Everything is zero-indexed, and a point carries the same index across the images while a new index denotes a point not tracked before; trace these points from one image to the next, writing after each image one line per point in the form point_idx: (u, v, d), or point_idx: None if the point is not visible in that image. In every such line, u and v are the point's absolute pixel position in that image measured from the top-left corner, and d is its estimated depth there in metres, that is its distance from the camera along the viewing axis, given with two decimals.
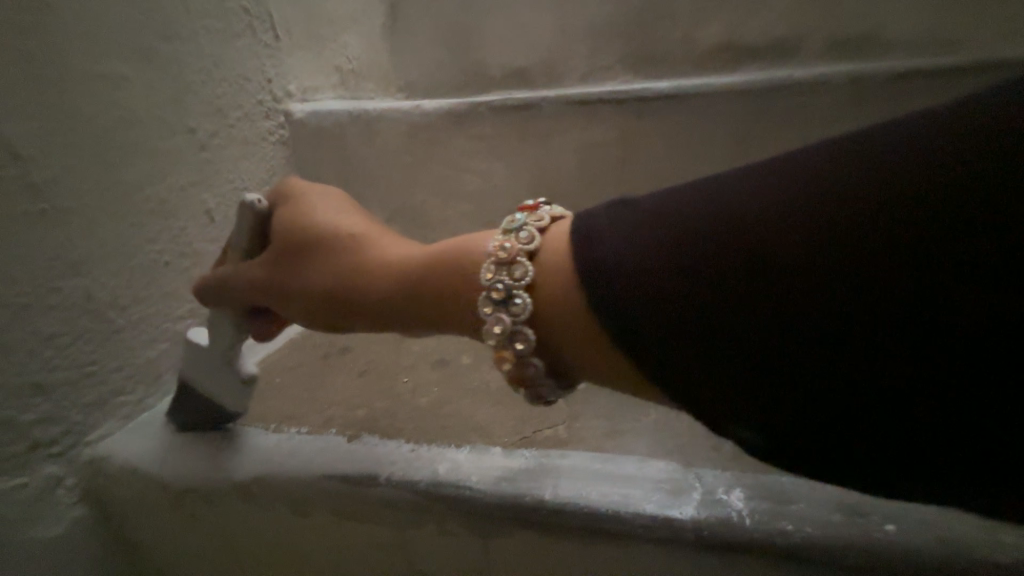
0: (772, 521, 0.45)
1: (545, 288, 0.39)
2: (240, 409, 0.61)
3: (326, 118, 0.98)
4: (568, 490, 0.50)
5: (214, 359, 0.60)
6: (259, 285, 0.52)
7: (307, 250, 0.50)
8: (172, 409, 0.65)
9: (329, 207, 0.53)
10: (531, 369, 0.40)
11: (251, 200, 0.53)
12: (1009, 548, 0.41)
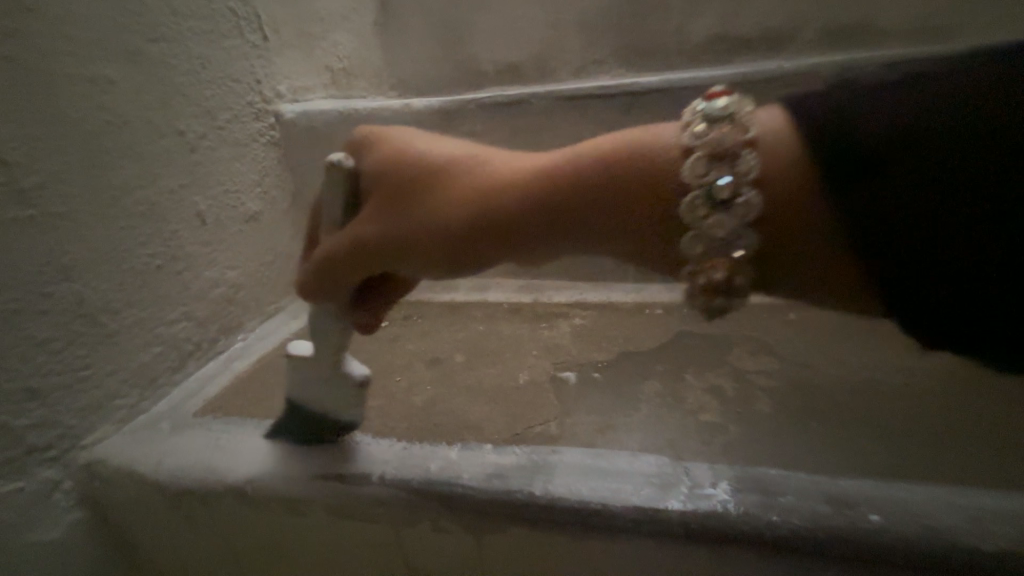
0: (759, 514, 0.45)
1: (768, 184, 0.36)
2: (356, 417, 0.59)
3: (316, 118, 0.98)
4: (558, 486, 0.50)
5: (326, 367, 0.58)
6: (366, 246, 0.49)
7: (429, 182, 0.47)
8: (273, 430, 0.63)
9: (428, 141, 0.51)
10: (748, 275, 0.38)
11: (334, 159, 0.51)
12: (996, 537, 0.42)
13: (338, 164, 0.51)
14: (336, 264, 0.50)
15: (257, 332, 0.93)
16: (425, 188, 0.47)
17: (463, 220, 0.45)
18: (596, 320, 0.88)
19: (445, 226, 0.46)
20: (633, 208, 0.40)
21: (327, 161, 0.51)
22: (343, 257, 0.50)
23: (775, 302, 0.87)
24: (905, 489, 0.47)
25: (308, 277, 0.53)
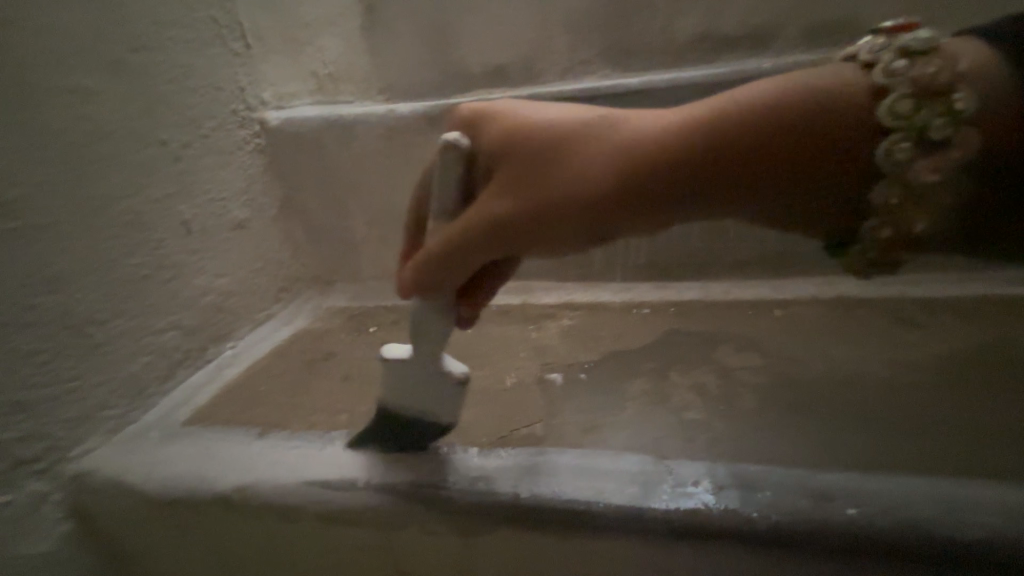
0: (741, 511, 0.46)
1: (977, 119, 0.38)
2: (452, 418, 0.56)
3: (302, 125, 0.98)
4: (542, 488, 0.51)
5: (424, 367, 0.53)
6: (504, 224, 0.46)
7: (573, 148, 0.46)
8: (356, 440, 0.59)
9: (539, 111, 0.49)
10: (938, 211, 0.41)
11: (451, 138, 0.48)
12: (972, 526, 0.42)
13: (456, 145, 0.48)
14: (467, 248, 0.48)
15: (247, 339, 0.93)
16: (560, 154, 0.46)
17: (615, 183, 0.45)
18: (584, 320, 0.89)
19: (597, 191, 0.45)
20: (821, 153, 0.40)
21: (442, 142, 0.48)
22: (477, 240, 0.47)
23: (762, 298, 0.88)
24: (885, 481, 0.48)
25: (424, 271, 0.49)
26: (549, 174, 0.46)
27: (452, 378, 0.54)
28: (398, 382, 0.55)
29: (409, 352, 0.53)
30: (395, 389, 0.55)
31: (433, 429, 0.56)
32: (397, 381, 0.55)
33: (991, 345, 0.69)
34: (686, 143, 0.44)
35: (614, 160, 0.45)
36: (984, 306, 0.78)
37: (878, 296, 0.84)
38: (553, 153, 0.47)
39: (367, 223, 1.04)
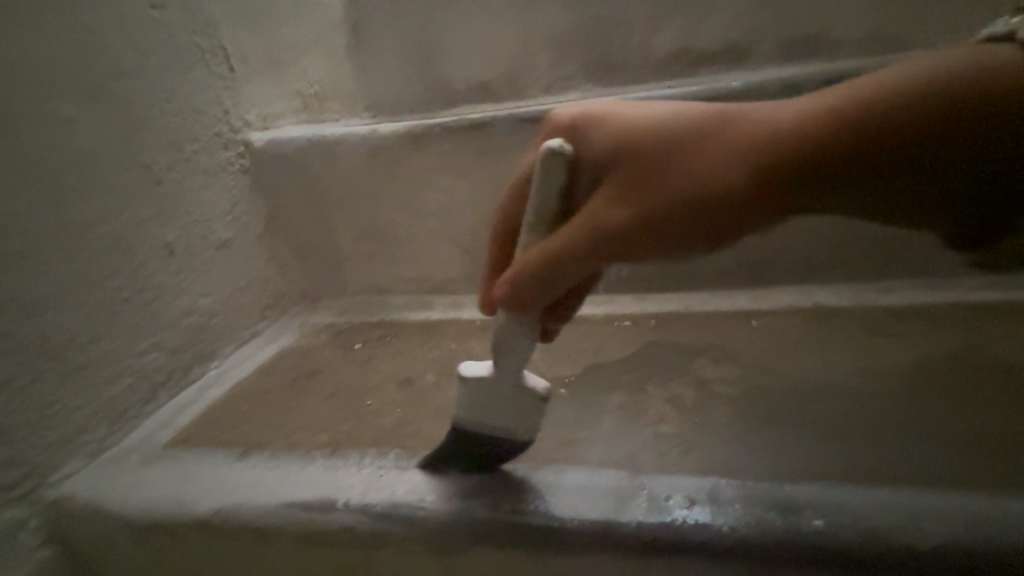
0: (710, 524, 0.47)
1: None
2: (531, 435, 0.54)
3: (285, 145, 1.00)
4: (520, 505, 0.52)
5: (506, 386, 0.52)
6: (619, 229, 0.47)
7: (695, 145, 0.47)
8: (428, 459, 0.58)
9: (644, 114, 0.50)
10: None
11: (552, 145, 0.48)
12: (930, 535, 0.44)
13: (560, 154, 0.48)
14: (575, 256, 0.48)
15: (233, 357, 0.93)
16: (675, 156, 0.47)
17: (739, 180, 0.44)
18: (566, 334, 0.90)
19: (720, 189, 0.45)
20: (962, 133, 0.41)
21: (544, 151, 0.48)
22: (585, 248, 0.48)
23: (740, 309, 0.89)
24: (850, 491, 0.49)
25: (525, 281, 0.50)
26: (665, 176, 0.46)
27: (535, 395, 0.53)
28: (475, 400, 0.53)
29: (490, 370, 0.53)
30: (471, 407, 0.54)
31: (510, 448, 0.54)
32: (475, 399, 0.53)
33: (959, 353, 0.70)
34: (808, 139, 0.43)
35: (735, 157, 0.45)
36: (953, 315, 0.80)
37: (851, 305, 0.86)
38: (668, 156, 0.47)
39: (352, 241, 1.05)
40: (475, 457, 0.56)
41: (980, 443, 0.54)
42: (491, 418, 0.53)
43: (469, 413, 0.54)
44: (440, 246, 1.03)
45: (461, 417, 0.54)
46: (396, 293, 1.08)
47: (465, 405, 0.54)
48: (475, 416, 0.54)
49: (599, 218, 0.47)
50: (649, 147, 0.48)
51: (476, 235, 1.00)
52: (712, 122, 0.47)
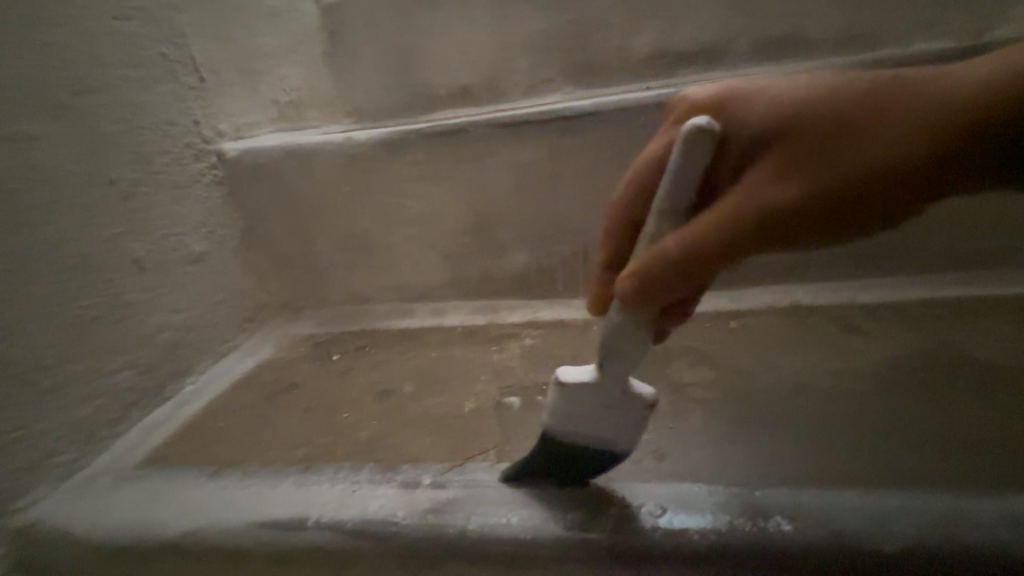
0: (679, 533, 0.47)
1: None
2: (631, 444, 0.51)
3: (259, 155, 0.99)
4: (491, 518, 0.51)
5: (610, 392, 0.48)
6: (773, 218, 0.41)
7: (859, 122, 0.41)
8: (513, 471, 0.55)
9: (794, 88, 0.44)
10: None
11: (698, 125, 0.41)
12: (897, 537, 0.44)
13: (710, 134, 0.41)
14: (722, 249, 0.42)
15: (209, 373, 0.92)
16: (841, 132, 0.41)
17: (912, 156, 0.40)
18: (545, 339, 0.90)
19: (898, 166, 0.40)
20: None
21: (689, 130, 0.41)
22: (737, 237, 0.42)
23: (719, 310, 0.89)
24: (820, 494, 0.49)
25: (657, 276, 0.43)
26: (828, 154, 0.41)
27: (642, 399, 0.49)
28: (571, 410, 0.49)
29: (592, 375, 0.48)
30: (566, 418, 0.50)
31: (607, 459, 0.52)
32: (571, 409, 0.49)
33: (928, 350, 0.71)
34: (987, 109, 0.39)
35: (910, 131, 0.40)
36: (927, 311, 0.81)
37: (828, 304, 0.86)
38: (831, 132, 0.41)
39: (331, 250, 1.04)
40: (568, 466, 0.53)
41: (946, 440, 0.55)
42: (590, 427, 0.49)
43: (565, 424, 0.50)
44: (419, 253, 1.02)
45: (553, 427, 0.50)
46: (377, 302, 1.08)
47: (558, 416, 0.50)
48: (572, 427, 0.50)
49: (751, 203, 0.42)
50: (811, 122, 0.42)
51: (455, 241, 1.00)
52: (880, 91, 0.42)
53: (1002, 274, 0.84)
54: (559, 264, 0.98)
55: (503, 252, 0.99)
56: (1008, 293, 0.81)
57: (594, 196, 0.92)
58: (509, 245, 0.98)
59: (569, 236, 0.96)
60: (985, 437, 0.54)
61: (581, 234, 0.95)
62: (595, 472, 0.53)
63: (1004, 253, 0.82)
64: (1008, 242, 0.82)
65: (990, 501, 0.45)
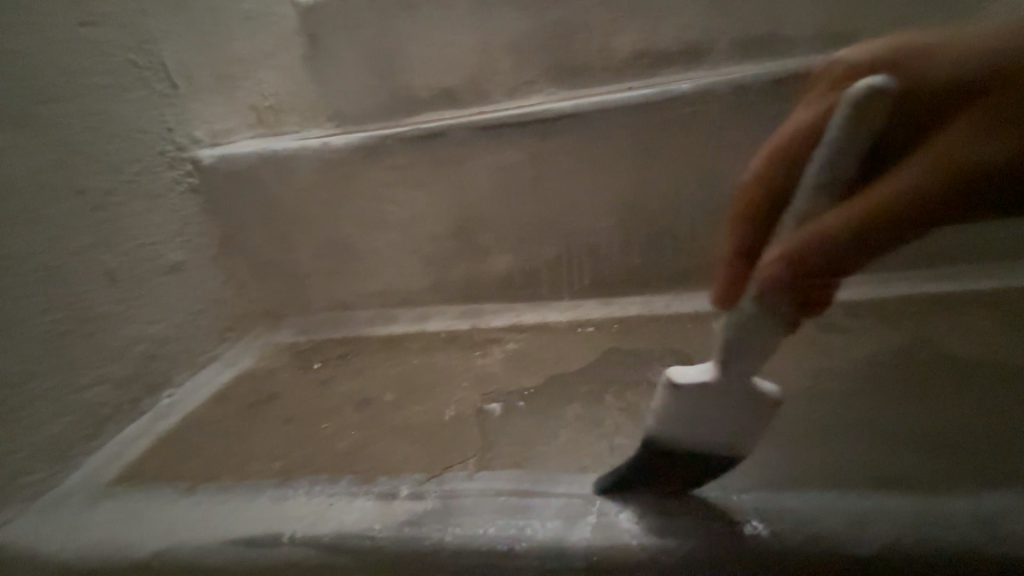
0: (657, 538, 0.47)
1: None
2: (750, 445, 0.49)
3: (236, 161, 0.97)
4: (468, 529, 0.51)
5: (732, 391, 0.46)
6: (966, 180, 0.36)
7: None
8: (608, 479, 0.53)
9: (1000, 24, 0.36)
10: None
11: (871, 88, 0.38)
12: (872, 539, 0.44)
13: (889, 93, 0.37)
14: (893, 221, 0.37)
15: (187, 386, 0.90)
16: None
17: None
18: (529, 343, 0.89)
19: None
20: None
21: (863, 92, 0.38)
22: (919, 208, 0.37)
23: (701, 310, 0.90)
24: (797, 495, 0.49)
25: (807, 256, 0.40)
26: None
27: (766, 399, 0.47)
28: (688, 412, 0.47)
29: (712, 374, 0.46)
30: (681, 420, 0.47)
31: (720, 463, 0.49)
32: (689, 411, 0.46)
33: (905, 347, 0.72)
34: None
35: None
36: (906, 308, 0.81)
37: None
38: None
39: (312, 256, 1.03)
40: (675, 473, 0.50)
41: (921, 438, 0.55)
42: (709, 429, 0.47)
43: (681, 427, 0.47)
44: (402, 259, 1.01)
45: (665, 431, 0.48)
46: (360, 308, 1.06)
47: (673, 420, 0.47)
48: (690, 430, 0.47)
49: (938, 166, 0.36)
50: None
51: (437, 246, 0.99)
52: None
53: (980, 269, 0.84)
54: (542, 267, 0.97)
55: (485, 256, 0.98)
56: (987, 287, 0.82)
57: (576, 199, 0.91)
58: (491, 249, 0.97)
59: (552, 239, 0.95)
60: (956, 434, 0.55)
61: (564, 237, 0.95)
62: (704, 478, 0.50)
63: None
64: None
65: (962, 500, 0.46)
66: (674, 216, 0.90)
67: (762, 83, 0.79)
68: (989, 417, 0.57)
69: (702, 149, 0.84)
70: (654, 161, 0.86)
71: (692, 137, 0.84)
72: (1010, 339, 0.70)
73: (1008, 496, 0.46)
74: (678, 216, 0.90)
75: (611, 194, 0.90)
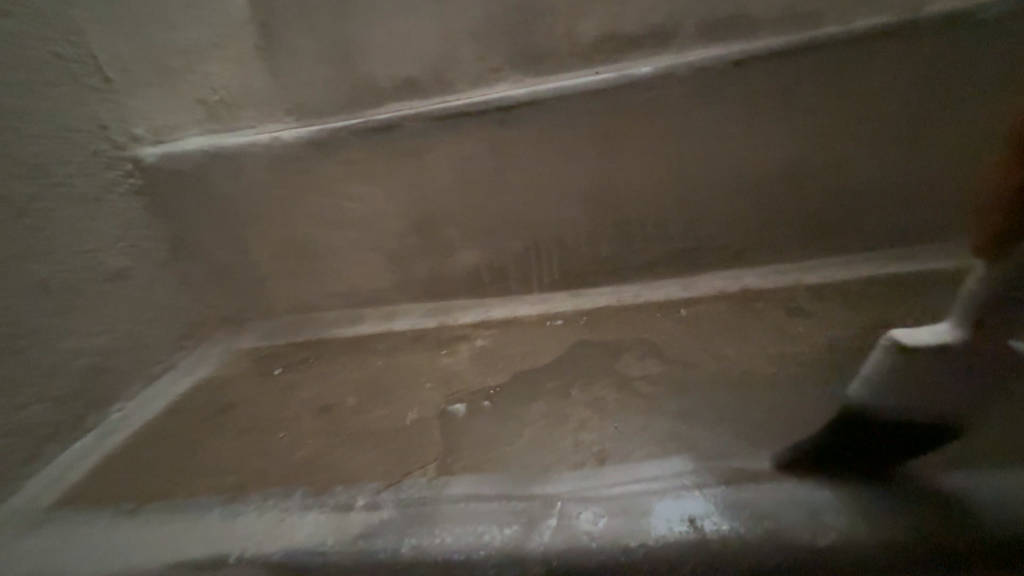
0: (616, 540, 0.46)
1: None
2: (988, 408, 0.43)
3: (180, 159, 0.92)
4: (424, 540, 0.49)
5: (972, 353, 0.40)
6: None
7: None
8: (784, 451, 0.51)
9: None
10: None
11: None
12: (829, 530, 0.44)
13: None
14: None
15: (138, 399, 0.86)
16: None
17: None
18: (497, 339, 0.87)
19: None
20: None
21: None
22: None
23: (671, 299, 0.89)
24: (755, 489, 0.48)
25: None
26: None
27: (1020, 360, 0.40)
28: (913, 381, 0.42)
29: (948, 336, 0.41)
30: (903, 389, 0.43)
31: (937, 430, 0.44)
32: (914, 381, 0.42)
33: (868, 326, 0.71)
34: None
35: None
36: (871, 289, 0.81)
37: (777, 286, 0.86)
38: None
39: (270, 258, 0.99)
40: (884, 448, 0.46)
41: None
42: (941, 397, 0.42)
43: (908, 399, 0.43)
44: (364, 256, 0.97)
45: (884, 403, 0.44)
46: (325, 310, 1.03)
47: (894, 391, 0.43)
48: (914, 399, 0.43)
49: None
50: None
51: (400, 243, 0.95)
52: None
53: (943, 248, 0.84)
54: (510, 261, 0.95)
55: (451, 251, 0.95)
56: (950, 267, 0.82)
57: (541, 189, 0.88)
58: (456, 243, 0.94)
59: (518, 231, 0.92)
60: None
61: (531, 228, 0.92)
62: (916, 455, 0.47)
63: (939, 228, 0.84)
64: (948, 214, 0.83)
65: (912, 486, 0.46)
66: (640, 205, 0.88)
67: (722, 65, 0.77)
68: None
69: (664, 135, 0.82)
70: (617, 149, 0.84)
71: (653, 123, 0.82)
72: None
73: (959, 482, 0.46)
74: (644, 204, 0.88)
75: (577, 184, 0.88)
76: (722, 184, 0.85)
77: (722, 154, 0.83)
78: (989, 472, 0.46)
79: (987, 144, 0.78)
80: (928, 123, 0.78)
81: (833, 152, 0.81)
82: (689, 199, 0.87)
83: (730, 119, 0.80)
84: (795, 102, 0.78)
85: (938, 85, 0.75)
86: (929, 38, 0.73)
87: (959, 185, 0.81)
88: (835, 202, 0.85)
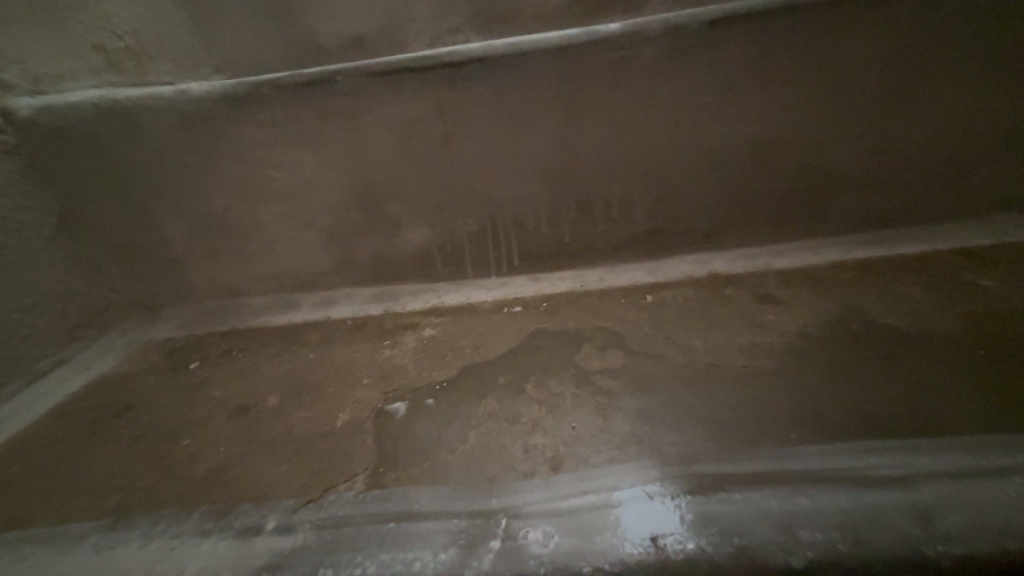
0: (567, 566, 0.40)
1: None
2: None
3: (64, 113, 0.76)
4: (344, 570, 0.42)
5: None
6: None
7: None
8: None
9: None
10: None
11: None
12: (804, 547, 0.39)
13: None
14: None
15: (19, 400, 0.76)
16: None
17: None
18: (447, 328, 0.78)
19: None
20: None
21: None
22: None
23: (635, 284, 0.83)
24: (725, 499, 0.43)
25: None
26: None
27: None
28: None
29: None
30: None
31: None
32: None
33: (841, 316, 0.68)
34: None
35: None
36: (841, 274, 0.78)
37: (745, 271, 0.82)
38: None
39: (185, 234, 0.86)
40: None
41: (855, 428, 0.49)
42: None
43: None
44: (298, 234, 0.86)
45: None
46: (253, 295, 0.91)
47: None
48: None
49: None
50: None
51: (338, 219, 0.84)
52: None
53: (908, 233, 0.82)
54: (463, 242, 0.86)
55: (397, 230, 0.85)
56: (916, 252, 0.80)
57: (497, 161, 0.79)
58: (403, 221, 0.84)
59: (472, 208, 0.83)
60: (894, 424, 0.49)
61: (486, 206, 0.83)
62: None
63: (910, 212, 0.81)
64: (918, 197, 0.80)
65: (893, 492, 0.42)
66: (605, 182, 0.81)
67: (696, 25, 0.70)
68: (933, 405, 0.51)
69: (630, 104, 0.75)
70: (580, 118, 0.76)
71: (621, 88, 0.74)
72: (945, 310, 0.66)
73: (952, 487, 0.41)
74: (610, 181, 0.81)
75: (536, 156, 0.79)
76: (691, 160, 0.79)
77: (693, 127, 0.77)
78: (985, 479, 0.41)
79: (959, 124, 0.75)
80: (905, 99, 0.74)
81: (808, 129, 0.76)
82: (658, 177, 0.80)
83: (702, 88, 0.74)
84: (770, 73, 0.73)
85: (920, 57, 0.71)
86: (911, 5, 0.68)
87: (929, 167, 0.78)
88: (809, 183, 0.80)
